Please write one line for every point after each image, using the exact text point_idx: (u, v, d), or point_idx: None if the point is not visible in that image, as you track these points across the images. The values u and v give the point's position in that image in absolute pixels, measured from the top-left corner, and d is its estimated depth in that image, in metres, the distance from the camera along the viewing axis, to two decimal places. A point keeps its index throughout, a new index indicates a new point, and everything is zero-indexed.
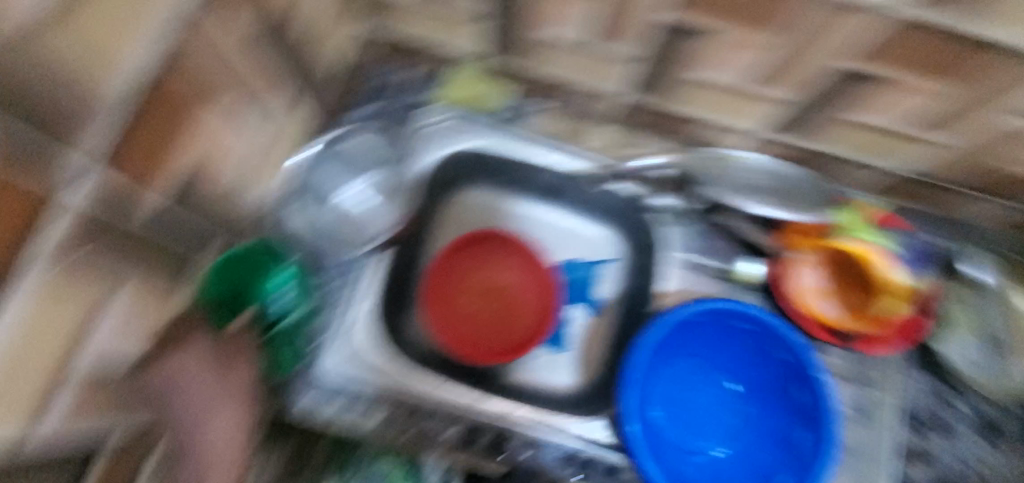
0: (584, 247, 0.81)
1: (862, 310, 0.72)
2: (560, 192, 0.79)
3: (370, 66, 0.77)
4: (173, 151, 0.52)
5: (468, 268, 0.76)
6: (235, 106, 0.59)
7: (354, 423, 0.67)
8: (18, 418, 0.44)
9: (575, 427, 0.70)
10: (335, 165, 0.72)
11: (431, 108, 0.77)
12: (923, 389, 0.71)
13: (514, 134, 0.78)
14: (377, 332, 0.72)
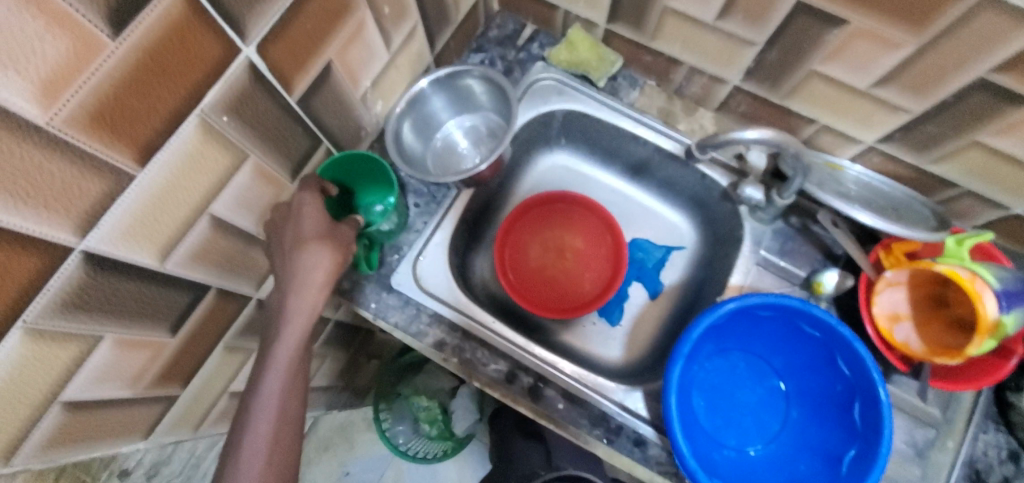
0: (653, 228, 0.87)
1: (948, 347, 0.62)
2: (648, 172, 0.83)
3: (485, 18, 0.81)
4: (327, 48, 0.55)
5: (542, 225, 0.85)
6: (393, 30, 0.63)
7: (413, 337, 0.70)
8: (154, 253, 0.48)
9: (615, 393, 0.70)
10: (445, 99, 0.75)
11: (545, 65, 0.79)
12: (989, 445, 0.68)
13: (622, 104, 0.78)
14: (452, 262, 0.75)
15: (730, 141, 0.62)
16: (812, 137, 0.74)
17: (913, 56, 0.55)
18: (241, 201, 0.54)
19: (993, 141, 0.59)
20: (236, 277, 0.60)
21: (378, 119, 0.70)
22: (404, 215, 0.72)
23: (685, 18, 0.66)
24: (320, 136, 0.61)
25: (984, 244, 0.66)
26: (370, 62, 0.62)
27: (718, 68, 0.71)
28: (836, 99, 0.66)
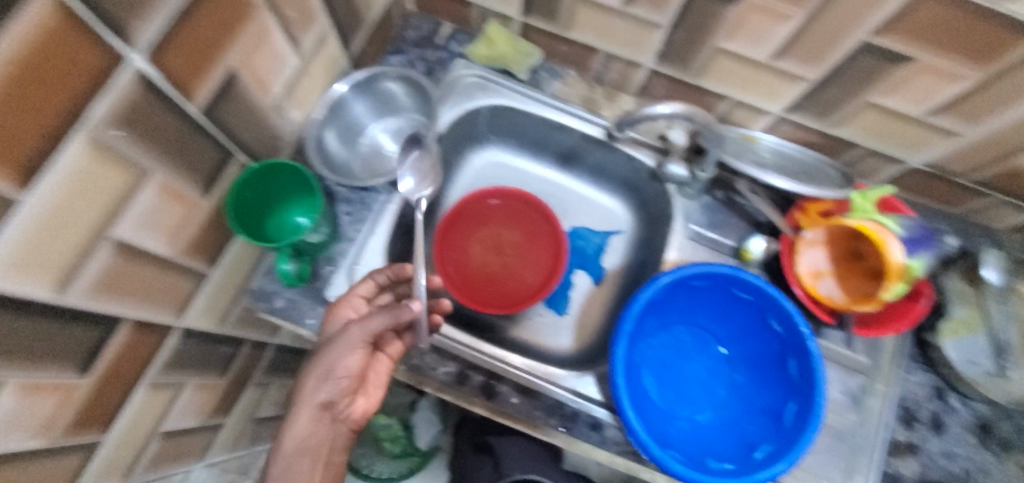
0: (591, 215, 0.87)
1: (866, 296, 0.67)
2: (579, 160, 0.85)
3: (399, 20, 0.81)
4: (229, 53, 0.52)
5: (480, 223, 0.84)
6: (302, 34, 0.61)
7: None
8: (52, 284, 0.44)
9: (569, 380, 0.70)
10: (368, 104, 0.74)
11: (466, 63, 0.79)
12: (917, 386, 0.73)
13: (546, 96, 0.79)
14: (392, 269, 0.73)
15: (644, 118, 0.64)
16: (727, 112, 0.78)
17: (804, 25, 0.59)
18: (148, 222, 0.51)
19: (883, 100, 0.64)
20: (152, 305, 0.56)
21: (296, 128, 0.67)
22: (333, 224, 0.69)
23: (594, 5, 0.68)
24: (234, 148, 0.59)
25: (886, 197, 0.72)
26: (279, 68, 0.60)
27: (633, 53, 0.73)
28: (743, 73, 0.69)
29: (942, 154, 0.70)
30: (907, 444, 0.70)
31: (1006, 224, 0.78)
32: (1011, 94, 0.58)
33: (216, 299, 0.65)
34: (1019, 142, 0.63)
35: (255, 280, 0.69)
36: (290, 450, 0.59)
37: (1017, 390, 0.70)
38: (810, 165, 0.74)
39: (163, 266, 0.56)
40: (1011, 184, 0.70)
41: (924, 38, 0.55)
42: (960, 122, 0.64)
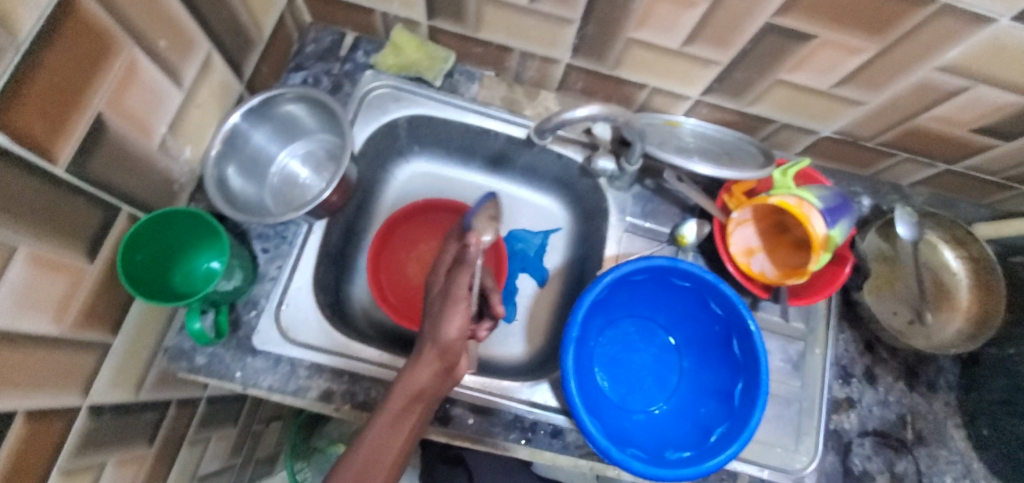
0: (527, 216, 0.86)
1: (795, 267, 0.69)
2: (507, 162, 0.83)
3: (295, 35, 0.75)
4: (93, 98, 0.46)
5: (414, 241, 0.81)
6: (180, 64, 0.55)
7: (294, 396, 0.63)
8: None
9: (521, 392, 0.69)
10: (269, 130, 0.68)
11: (375, 74, 0.75)
12: (848, 342, 0.77)
13: (464, 100, 0.76)
14: (322, 303, 0.68)
15: (564, 121, 0.63)
16: (647, 100, 0.78)
17: (709, 11, 0.59)
18: (23, 302, 0.44)
19: (791, 76, 0.66)
20: (49, 390, 0.50)
21: (191, 166, 0.61)
22: (249, 266, 0.63)
23: (500, 4, 0.65)
24: (119, 202, 0.52)
25: (805, 169, 0.74)
26: (160, 105, 0.53)
27: (547, 49, 0.71)
28: (658, 61, 0.69)
29: (849, 122, 0.73)
30: (846, 399, 0.74)
31: (911, 179, 0.83)
32: (904, 62, 0.60)
33: (126, 368, 0.59)
34: (916, 105, 0.67)
35: (171, 338, 0.63)
36: (399, 400, 0.55)
37: (935, 334, 0.75)
38: (729, 145, 0.75)
39: (51, 347, 0.49)
40: (911, 142, 0.74)
41: (820, 16, 0.56)
42: (863, 91, 0.66)
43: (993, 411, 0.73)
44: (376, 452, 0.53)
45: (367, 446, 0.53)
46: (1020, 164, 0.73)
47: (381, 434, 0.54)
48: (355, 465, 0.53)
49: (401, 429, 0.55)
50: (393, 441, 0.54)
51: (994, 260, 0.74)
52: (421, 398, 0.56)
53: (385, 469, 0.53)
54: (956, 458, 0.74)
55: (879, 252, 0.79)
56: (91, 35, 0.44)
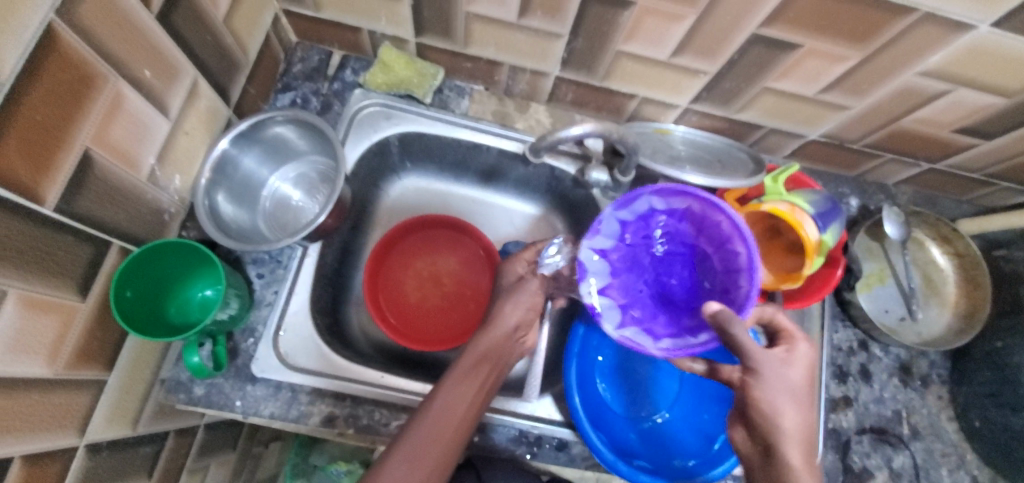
0: (522, 228, 0.86)
1: (789, 271, 0.69)
2: (500, 175, 0.83)
3: (282, 55, 0.74)
4: (77, 135, 0.45)
5: (410, 259, 0.81)
6: (165, 94, 0.54)
7: (296, 422, 0.62)
8: None
9: (524, 407, 0.68)
10: (258, 154, 0.67)
11: (364, 92, 0.74)
12: (842, 341, 0.78)
13: (455, 116, 0.76)
14: (320, 326, 0.68)
15: (559, 140, 0.63)
16: (637, 109, 0.78)
17: (696, 23, 0.59)
18: (14, 346, 0.43)
19: (778, 84, 0.67)
20: (45, 433, 0.48)
21: (181, 195, 0.60)
22: (246, 293, 0.63)
23: (488, 21, 0.65)
24: (108, 237, 0.51)
25: (795, 174, 0.75)
26: (147, 136, 0.52)
27: (536, 63, 0.71)
28: (646, 73, 0.69)
29: (836, 125, 0.74)
30: (843, 398, 0.76)
31: (896, 178, 0.84)
32: (887, 68, 0.61)
33: (123, 403, 0.58)
34: (899, 108, 0.68)
35: (168, 369, 0.62)
36: (471, 357, 0.60)
37: (926, 330, 0.78)
38: (720, 152, 0.76)
39: (45, 389, 0.48)
40: (895, 144, 0.75)
41: (803, 26, 0.57)
42: (848, 97, 0.67)
43: (983, 405, 0.72)
44: (452, 403, 0.57)
45: (444, 396, 0.57)
46: (1000, 161, 0.74)
47: (455, 387, 0.58)
48: (431, 415, 0.56)
49: (472, 384, 0.59)
50: (464, 395, 0.58)
51: (980, 255, 0.76)
52: (489, 358, 0.61)
53: (455, 420, 0.56)
54: (950, 450, 0.76)
55: (869, 251, 0.81)
56: (73, 71, 0.43)
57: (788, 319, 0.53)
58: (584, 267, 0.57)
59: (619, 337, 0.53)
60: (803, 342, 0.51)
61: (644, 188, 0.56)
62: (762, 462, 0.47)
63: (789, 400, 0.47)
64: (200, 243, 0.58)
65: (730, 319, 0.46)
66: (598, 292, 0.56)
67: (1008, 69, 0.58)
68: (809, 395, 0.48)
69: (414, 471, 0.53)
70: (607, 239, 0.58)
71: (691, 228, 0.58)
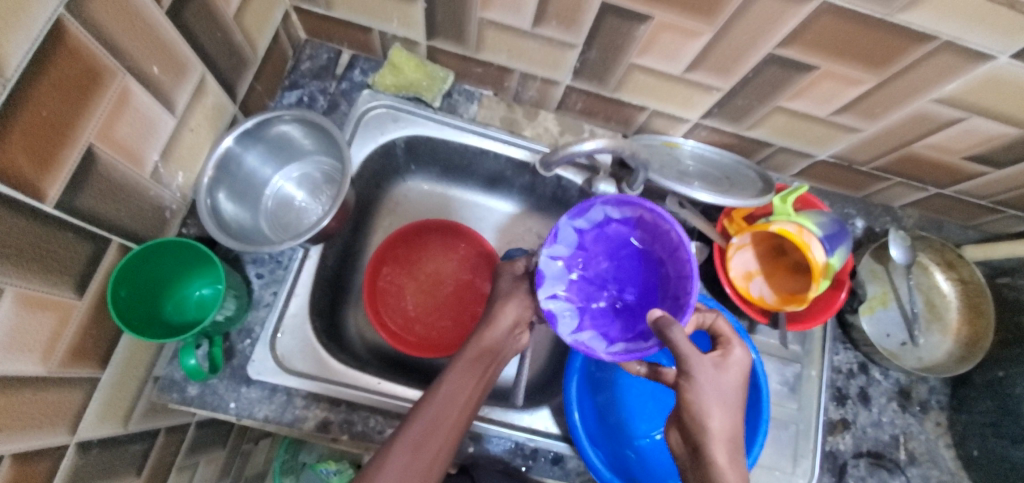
0: (525, 236, 0.85)
1: (793, 292, 0.69)
2: (505, 182, 0.82)
3: (291, 52, 0.73)
4: (82, 131, 0.44)
5: (409, 262, 0.80)
6: (172, 90, 0.53)
7: (290, 426, 0.61)
8: None
9: (521, 419, 0.67)
10: (262, 152, 0.66)
11: (372, 93, 0.73)
12: (842, 363, 0.78)
13: (463, 120, 0.75)
14: (318, 329, 0.67)
15: (570, 154, 0.63)
16: (647, 122, 0.78)
17: (712, 40, 0.59)
18: (8, 344, 0.42)
19: (790, 104, 0.66)
20: (36, 432, 0.47)
21: (184, 193, 0.59)
22: (244, 294, 0.62)
23: (502, 27, 0.64)
24: (108, 234, 0.50)
25: (804, 194, 0.75)
26: (152, 132, 0.51)
27: (548, 72, 0.70)
28: (659, 86, 0.69)
29: (846, 147, 0.74)
30: (841, 420, 0.75)
31: (903, 201, 0.84)
32: (903, 93, 0.61)
33: (116, 401, 0.57)
34: (912, 133, 0.67)
35: (162, 367, 0.61)
36: (472, 349, 0.60)
37: (926, 356, 0.77)
38: (729, 167, 0.76)
39: (38, 387, 0.47)
40: (904, 168, 0.75)
41: (821, 48, 0.56)
42: (860, 120, 0.67)
43: (983, 434, 0.72)
44: (453, 393, 0.56)
45: (446, 386, 0.56)
46: (1009, 190, 0.74)
47: (456, 379, 0.57)
48: (432, 407, 0.55)
49: (472, 376, 0.58)
50: (465, 386, 0.57)
51: (984, 283, 0.76)
52: (488, 354, 0.60)
53: (457, 410, 0.56)
54: (947, 477, 0.75)
55: (873, 275, 0.80)
56: (80, 65, 0.42)
57: (727, 325, 0.55)
58: (542, 274, 0.58)
59: (571, 340, 0.55)
60: (739, 348, 0.52)
61: (596, 199, 0.57)
62: (692, 463, 0.47)
63: (720, 404, 0.47)
64: (200, 242, 0.58)
65: (668, 324, 0.48)
66: (555, 296, 0.58)
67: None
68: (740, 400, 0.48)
69: (417, 459, 0.52)
70: (564, 247, 0.60)
71: (643, 235, 0.60)
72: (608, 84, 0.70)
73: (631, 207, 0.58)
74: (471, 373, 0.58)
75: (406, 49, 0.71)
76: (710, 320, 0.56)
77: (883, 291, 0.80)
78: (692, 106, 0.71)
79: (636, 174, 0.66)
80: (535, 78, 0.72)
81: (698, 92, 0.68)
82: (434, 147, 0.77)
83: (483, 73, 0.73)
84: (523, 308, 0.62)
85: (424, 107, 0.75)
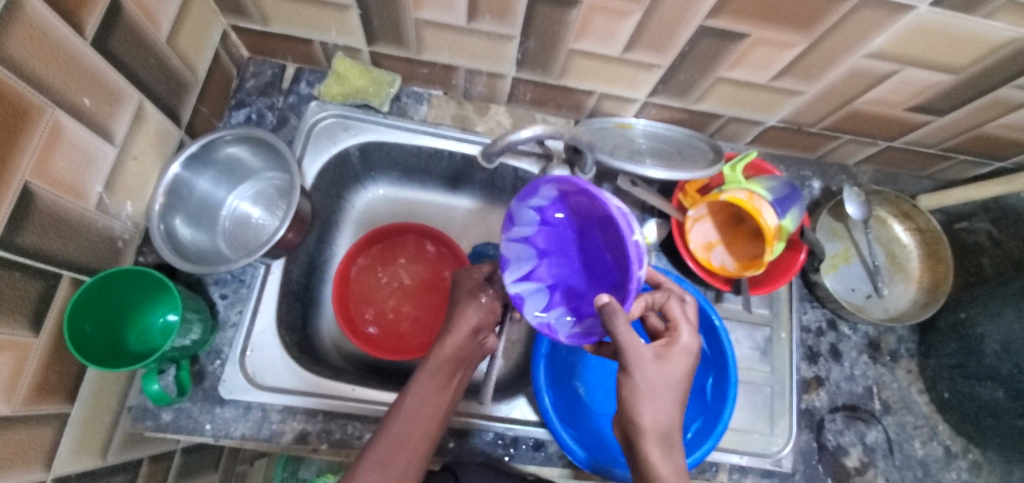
0: (492, 230, 0.86)
1: (752, 258, 0.71)
2: (464, 179, 0.82)
3: (233, 73, 0.74)
4: (16, 168, 0.44)
5: (379, 268, 0.81)
6: (108, 121, 0.53)
7: (269, 441, 0.62)
8: None
9: (499, 410, 0.68)
10: (213, 175, 0.67)
11: (320, 104, 0.74)
12: (811, 322, 0.79)
13: (414, 122, 0.76)
14: (288, 343, 0.67)
15: (512, 144, 0.63)
16: (597, 105, 0.78)
17: (643, 19, 0.60)
18: None
19: (731, 73, 0.67)
20: (7, 471, 0.47)
21: (135, 221, 0.59)
22: (207, 317, 0.62)
23: (439, 26, 0.64)
24: (58, 269, 0.50)
25: (755, 161, 0.77)
26: (92, 164, 0.51)
27: (491, 66, 0.71)
28: (601, 69, 0.69)
29: (792, 110, 0.75)
30: (815, 378, 0.77)
31: (856, 158, 0.85)
32: (836, 52, 0.62)
33: (88, 435, 0.57)
34: (853, 90, 0.69)
35: (134, 397, 0.61)
36: (436, 360, 0.60)
37: (892, 305, 0.79)
38: (679, 140, 0.77)
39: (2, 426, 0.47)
40: (849, 124, 0.76)
41: (748, 15, 0.57)
42: (800, 82, 0.68)
43: (950, 377, 0.74)
44: (418, 407, 0.56)
45: (409, 401, 0.56)
46: (954, 136, 0.76)
47: (424, 394, 0.57)
48: (402, 428, 0.55)
49: (440, 388, 0.58)
50: (432, 397, 0.57)
51: (940, 229, 0.78)
52: (454, 360, 0.60)
53: (424, 423, 0.56)
54: (922, 422, 0.77)
55: (834, 232, 0.82)
56: (5, 105, 0.42)
57: (679, 307, 0.54)
58: (506, 258, 0.57)
59: (536, 321, 0.55)
60: (686, 335, 0.52)
61: (540, 180, 0.53)
62: (630, 452, 0.50)
63: (667, 394, 0.48)
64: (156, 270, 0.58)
65: (614, 312, 0.47)
66: (523, 277, 0.58)
67: (950, 46, 0.59)
68: (678, 394, 0.49)
69: (386, 476, 0.52)
70: (526, 228, 0.58)
71: (592, 206, 0.53)
72: (551, 70, 0.71)
73: (578, 184, 0.51)
74: (437, 378, 0.58)
75: (348, 58, 0.71)
76: (662, 300, 0.56)
77: (845, 247, 0.81)
78: (637, 84, 0.72)
79: (584, 157, 0.66)
80: (481, 73, 0.73)
81: (639, 70, 0.69)
82: (389, 151, 0.78)
83: (429, 72, 0.74)
84: (490, 306, 0.62)
85: (373, 111, 0.75)
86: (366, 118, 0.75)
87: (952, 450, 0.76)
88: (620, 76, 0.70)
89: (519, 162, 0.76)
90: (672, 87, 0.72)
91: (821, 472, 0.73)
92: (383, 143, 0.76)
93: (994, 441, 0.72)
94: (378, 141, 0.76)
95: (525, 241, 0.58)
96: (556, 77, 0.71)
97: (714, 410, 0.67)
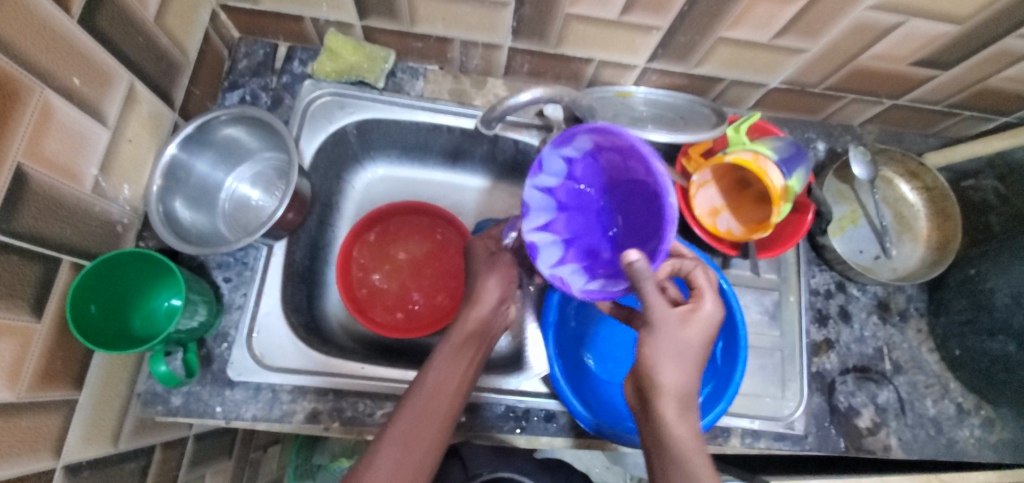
0: (494, 206, 0.85)
1: (759, 222, 0.69)
2: (464, 155, 0.81)
3: (225, 55, 0.72)
4: (8, 149, 0.43)
5: (379, 248, 0.80)
6: (100, 102, 0.52)
7: (280, 421, 0.62)
8: None
9: (509, 383, 0.68)
10: (211, 158, 0.66)
11: (314, 82, 0.72)
12: (819, 285, 0.79)
13: (411, 98, 0.74)
14: (295, 324, 0.67)
15: (510, 109, 0.63)
16: (595, 74, 0.77)
17: None
18: None
19: (732, 33, 0.66)
20: (18, 456, 0.47)
21: (133, 205, 0.58)
22: (211, 300, 0.61)
23: None
24: (57, 253, 0.50)
25: (760, 123, 0.76)
26: (85, 146, 0.51)
27: (486, 36, 0.69)
28: (598, 34, 0.68)
29: (795, 70, 0.73)
30: (825, 341, 0.76)
31: (861, 118, 0.84)
32: (839, 5, 0.60)
33: (98, 420, 0.56)
34: (857, 45, 0.67)
35: (142, 383, 0.61)
36: (459, 333, 0.60)
37: (900, 265, 0.78)
38: (681, 105, 0.76)
39: (10, 412, 0.46)
40: (852, 83, 0.75)
41: None
42: (802, 39, 0.67)
43: (961, 333, 0.73)
44: (438, 383, 0.56)
45: (433, 377, 0.56)
46: (961, 90, 0.74)
47: (444, 368, 0.57)
48: (422, 393, 0.55)
49: (461, 362, 0.58)
50: (453, 373, 0.57)
51: (948, 187, 0.77)
52: (478, 334, 0.61)
53: (446, 400, 0.56)
54: (933, 380, 0.77)
55: (840, 194, 0.81)
56: None
57: (705, 275, 0.53)
58: (527, 205, 0.57)
59: (548, 273, 0.55)
60: (709, 304, 0.50)
61: (578, 127, 0.51)
62: (643, 414, 0.50)
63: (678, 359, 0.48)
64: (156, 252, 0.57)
65: (640, 273, 0.45)
66: (540, 227, 0.57)
67: None
68: (688, 359, 0.48)
69: (408, 454, 0.52)
70: (552, 177, 0.57)
71: (625, 166, 0.52)
72: (547, 38, 0.69)
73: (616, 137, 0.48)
74: (456, 355, 0.58)
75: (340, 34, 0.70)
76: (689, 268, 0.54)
77: (852, 208, 0.80)
78: (635, 49, 0.71)
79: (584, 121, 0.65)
80: (476, 43, 0.71)
81: (636, 34, 0.67)
82: (386, 128, 0.77)
83: (423, 47, 0.73)
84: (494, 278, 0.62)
85: (368, 87, 0.74)
86: (362, 95, 0.74)
87: (965, 408, 0.76)
88: (617, 40, 0.69)
89: (519, 134, 0.75)
90: (670, 50, 0.70)
91: (833, 434, 0.73)
92: (380, 120, 0.75)
93: (1006, 396, 0.72)
94: (375, 118, 0.75)
95: (547, 191, 0.57)
96: (552, 44, 0.70)
97: (727, 376, 0.66)
